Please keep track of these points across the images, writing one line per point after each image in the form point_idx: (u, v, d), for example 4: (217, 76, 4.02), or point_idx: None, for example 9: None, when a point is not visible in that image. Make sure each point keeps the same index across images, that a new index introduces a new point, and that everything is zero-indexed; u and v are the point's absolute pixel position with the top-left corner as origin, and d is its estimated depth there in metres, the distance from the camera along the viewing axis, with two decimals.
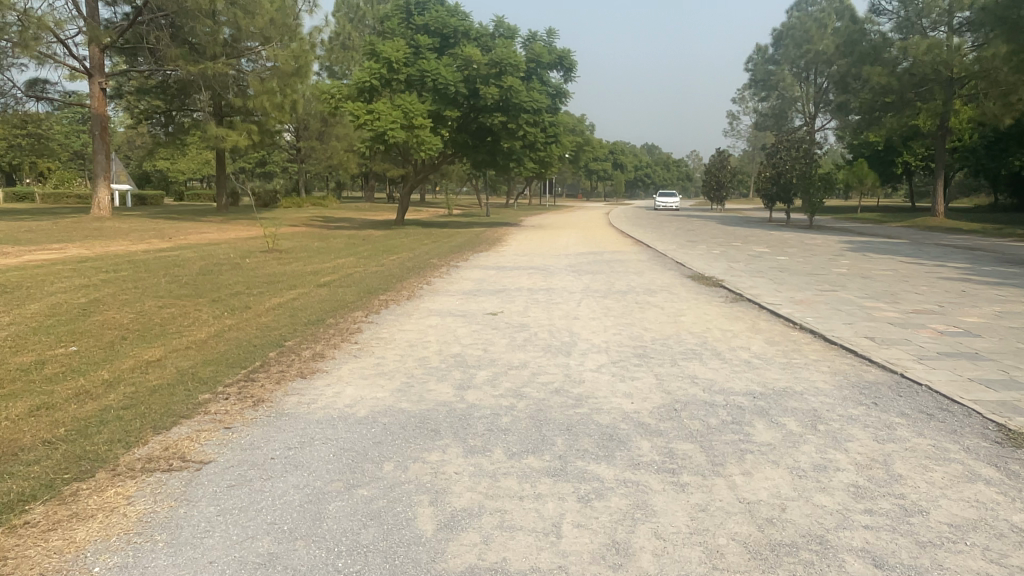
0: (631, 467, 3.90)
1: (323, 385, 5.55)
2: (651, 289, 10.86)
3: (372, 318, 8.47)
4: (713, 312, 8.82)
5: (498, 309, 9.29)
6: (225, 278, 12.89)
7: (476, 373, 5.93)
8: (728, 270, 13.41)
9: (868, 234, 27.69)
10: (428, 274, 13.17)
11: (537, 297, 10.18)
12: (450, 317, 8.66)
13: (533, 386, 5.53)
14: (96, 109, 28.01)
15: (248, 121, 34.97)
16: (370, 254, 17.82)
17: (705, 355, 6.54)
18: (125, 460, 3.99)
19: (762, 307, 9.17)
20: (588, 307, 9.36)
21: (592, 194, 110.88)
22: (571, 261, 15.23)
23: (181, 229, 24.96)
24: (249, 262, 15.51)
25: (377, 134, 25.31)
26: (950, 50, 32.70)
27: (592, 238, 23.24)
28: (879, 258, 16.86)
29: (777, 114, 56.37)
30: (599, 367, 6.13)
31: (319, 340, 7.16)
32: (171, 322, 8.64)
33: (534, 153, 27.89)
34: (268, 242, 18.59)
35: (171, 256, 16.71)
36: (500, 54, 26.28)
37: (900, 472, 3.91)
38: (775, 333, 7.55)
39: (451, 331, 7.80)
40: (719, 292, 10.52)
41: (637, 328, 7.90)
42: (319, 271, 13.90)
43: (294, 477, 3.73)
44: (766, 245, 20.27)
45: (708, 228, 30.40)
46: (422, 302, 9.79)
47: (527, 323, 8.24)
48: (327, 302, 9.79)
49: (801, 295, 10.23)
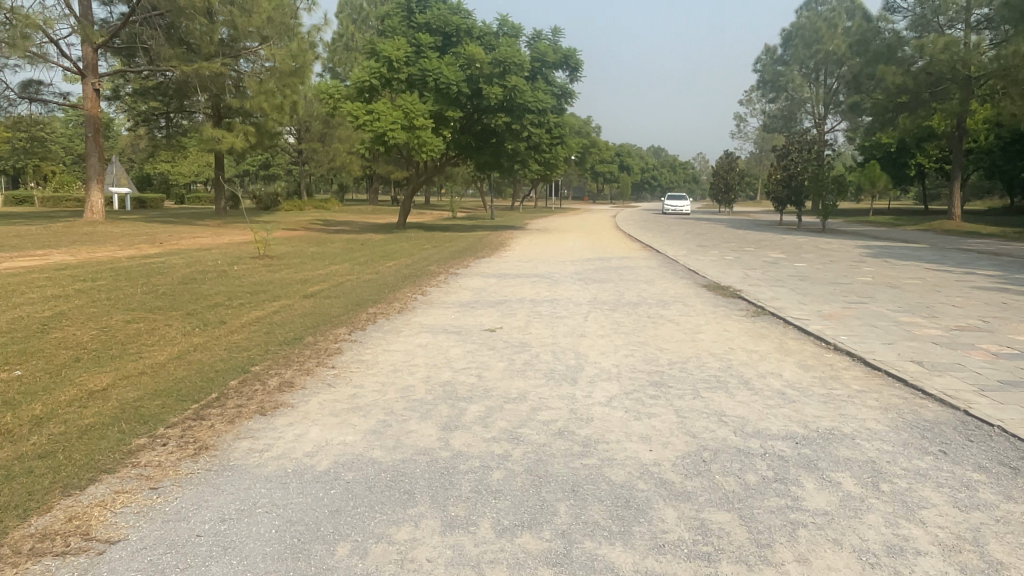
0: (653, 551, 3.04)
1: (284, 426, 4.71)
2: (663, 301, 9.96)
3: (355, 336, 7.62)
4: (735, 329, 7.93)
5: (496, 324, 8.42)
6: (206, 287, 12.08)
7: (466, 408, 5.07)
8: (744, 278, 12.50)
9: (884, 238, 26.74)
10: (424, 283, 12.32)
11: (539, 311, 9.31)
12: (442, 335, 7.79)
13: (532, 426, 4.66)
14: (89, 110, 27.27)
15: (247, 122, 34.21)
16: (367, 260, 17.00)
17: (730, 385, 5.67)
18: (11, 538, 3.17)
19: (788, 323, 8.28)
20: (596, 322, 8.47)
21: (598, 197, 109.86)
22: (576, 268, 14.38)
23: (174, 233, 24.20)
24: (237, 269, 14.72)
25: (377, 135, 24.51)
26: (967, 48, 31.74)
27: (598, 242, 22.30)
28: (903, 264, 15.93)
29: (786, 115, 55.34)
30: (609, 400, 5.25)
31: (291, 364, 6.33)
32: (134, 341, 7.83)
33: (538, 154, 27.08)
34: (260, 249, 17.82)
35: (157, 262, 15.95)
36: (504, 52, 25.46)
37: (1000, 559, 3.04)
38: (809, 357, 6.66)
39: (443, 351, 6.95)
40: (739, 304, 9.64)
41: (651, 348, 7.02)
42: (308, 280, 13.09)
43: (218, 569, 2.90)
44: (781, 250, 19.36)
45: (718, 232, 29.52)
46: (415, 315, 8.96)
47: (527, 342, 7.36)
48: (309, 315, 8.97)
49: (828, 308, 9.32)
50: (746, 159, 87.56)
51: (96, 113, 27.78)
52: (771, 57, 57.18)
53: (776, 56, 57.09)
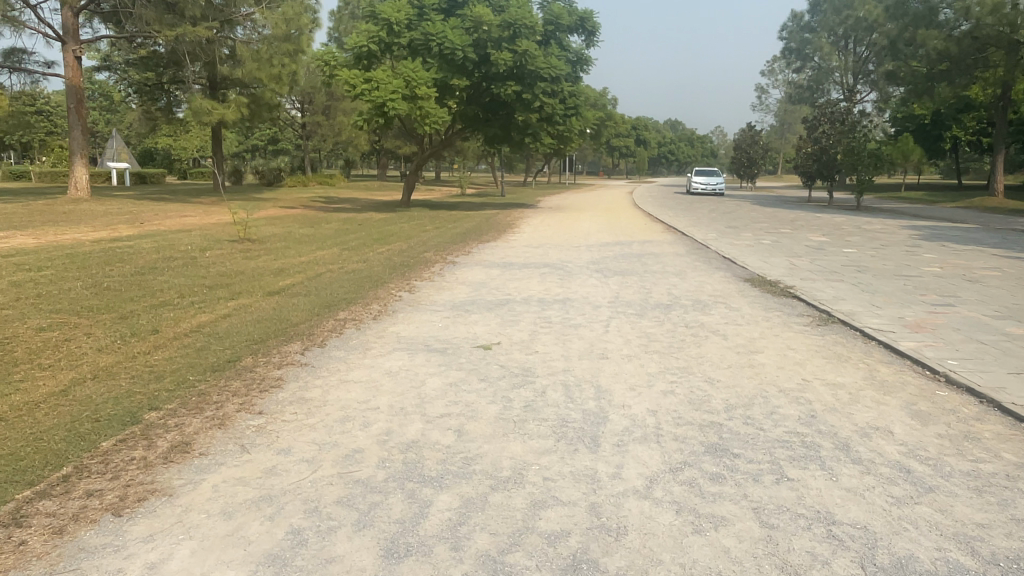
0: None
1: (131, 545, 2.97)
2: (699, 302, 8.14)
3: (307, 358, 5.82)
4: (804, 348, 6.11)
5: (493, 337, 6.61)
6: (161, 281, 10.32)
7: (429, 507, 3.27)
8: (792, 270, 10.62)
9: (923, 217, 24.72)
10: (413, 275, 10.52)
11: (548, 317, 7.47)
12: (422, 355, 5.98)
13: (529, 553, 2.87)
14: (70, 79, 25.29)
15: (244, 93, 32.34)
16: (359, 244, 15.20)
17: (824, 457, 3.85)
18: None
19: (868, 337, 6.46)
20: (619, 334, 6.68)
21: (613, 170, 107.21)
22: (594, 256, 12.53)
23: (159, 213, 22.50)
24: (208, 256, 12.97)
25: (377, 105, 22.57)
26: (1016, 9, 29.29)
27: (615, 223, 20.41)
28: (966, 250, 13.96)
29: (811, 86, 52.14)
30: (651, 485, 3.47)
31: (203, 411, 4.55)
32: (29, 361, 6.08)
33: (552, 127, 25.07)
34: (239, 230, 16.12)
35: (124, 247, 14.25)
36: (515, 13, 23.41)
37: None
38: (916, 398, 4.84)
39: (420, 384, 5.16)
40: (797, 308, 7.76)
41: (698, 380, 5.20)
42: (284, 271, 11.28)
43: None
44: (820, 232, 17.47)
45: (746, 210, 27.46)
46: (392, 324, 7.12)
47: (531, 367, 5.58)
48: (264, 322, 7.21)
49: (911, 314, 7.44)
50: (768, 132, 84.42)
51: (79, 83, 25.85)
52: (798, 24, 54.12)
53: (803, 23, 53.99)
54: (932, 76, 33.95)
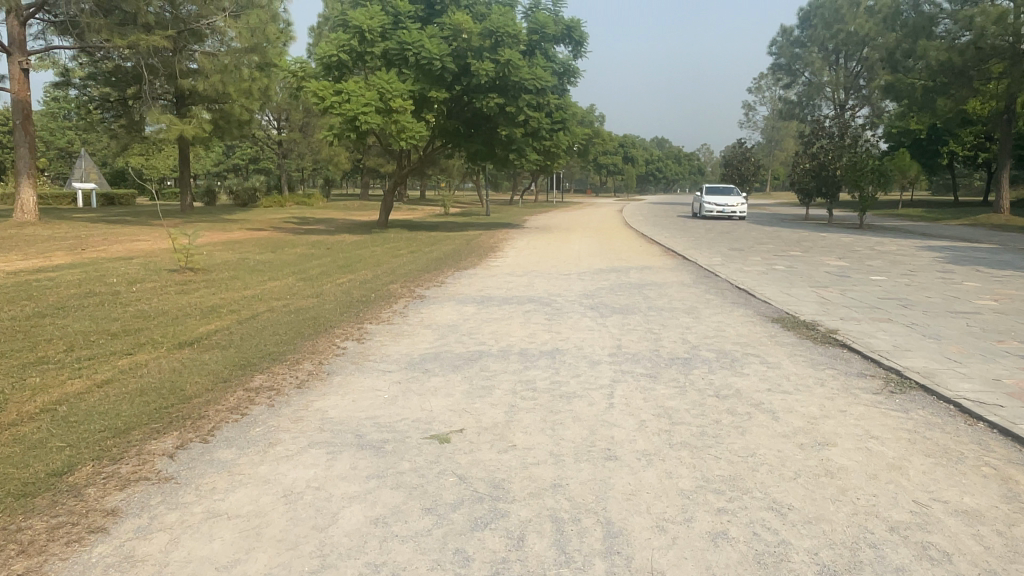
0: None
1: None
2: (726, 356, 6.34)
3: (172, 468, 3.92)
4: (892, 438, 4.30)
5: (456, 419, 4.76)
6: (56, 326, 8.39)
7: None
8: (824, 304, 8.88)
9: (936, 236, 23.19)
10: (366, 316, 8.66)
11: (532, 381, 5.64)
12: (345, 455, 4.10)
13: None
14: (16, 93, 23.39)
15: (211, 108, 30.55)
16: (320, 273, 13.44)
17: None
18: None
19: (972, 417, 4.67)
20: (627, 412, 4.83)
21: (602, 189, 106.18)
22: (585, 287, 10.74)
23: (109, 237, 20.58)
24: (133, 291, 11.07)
25: (348, 120, 20.79)
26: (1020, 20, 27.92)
27: (608, 245, 18.78)
28: (1006, 275, 12.35)
29: (803, 101, 51.01)
30: None
31: None
32: None
33: (538, 142, 23.30)
34: (182, 259, 14.19)
35: (42, 279, 12.28)
36: (496, 21, 21.78)
37: None
38: None
39: (330, 519, 3.30)
40: (854, 366, 5.96)
41: (760, 509, 3.35)
42: (216, 310, 9.44)
43: None
44: (835, 255, 15.83)
45: (743, 229, 25.92)
46: (320, 398, 5.25)
47: (505, 481, 3.71)
48: (147, 395, 5.33)
49: (1006, 374, 5.68)
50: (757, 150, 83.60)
51: (26, 98, 23.91)
52: (787, 39, 52.61)
53: (792, 38, 52.53)
54: (933, 88, 32.40)
